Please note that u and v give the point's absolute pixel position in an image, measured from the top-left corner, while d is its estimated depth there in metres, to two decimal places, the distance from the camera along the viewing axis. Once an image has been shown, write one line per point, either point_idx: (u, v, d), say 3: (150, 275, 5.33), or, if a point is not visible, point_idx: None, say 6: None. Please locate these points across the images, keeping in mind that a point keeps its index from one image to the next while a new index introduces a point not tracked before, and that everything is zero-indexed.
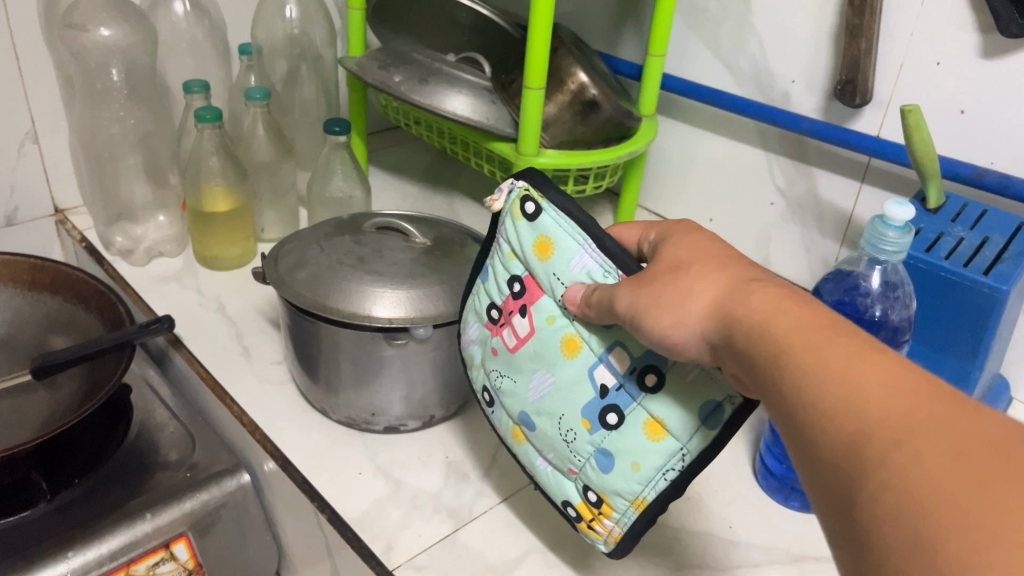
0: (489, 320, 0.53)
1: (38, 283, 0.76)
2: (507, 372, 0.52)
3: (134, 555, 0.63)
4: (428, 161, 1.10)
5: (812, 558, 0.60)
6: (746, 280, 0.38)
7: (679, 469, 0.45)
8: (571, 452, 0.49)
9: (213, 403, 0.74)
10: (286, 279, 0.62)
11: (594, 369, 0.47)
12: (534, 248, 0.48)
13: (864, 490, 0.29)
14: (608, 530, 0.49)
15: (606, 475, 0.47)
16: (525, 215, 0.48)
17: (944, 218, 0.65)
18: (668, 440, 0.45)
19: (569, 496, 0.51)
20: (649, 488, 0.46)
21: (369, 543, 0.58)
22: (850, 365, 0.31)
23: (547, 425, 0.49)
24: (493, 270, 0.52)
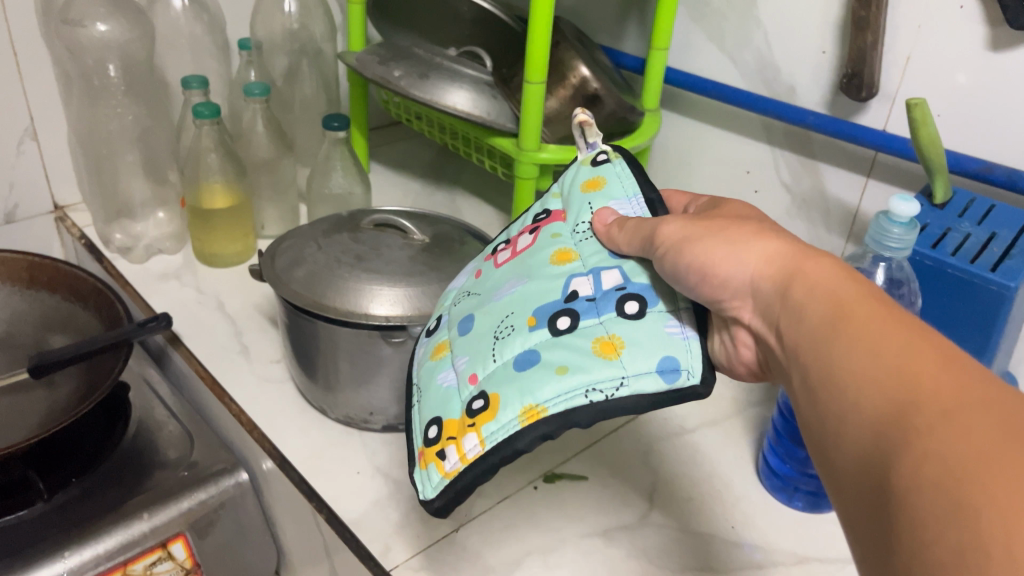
0: (491, 250, 0.55)
1: (37, 281, 0.75)
2: (483, 285, 0.52)
3: (130, 555, 0.62)
4: (431, 156, 1.09)
5: (816, 560, 0.59)
6: (810, 248, 0.38)
7: (605, 394, 0.41)
8: (493, 351, 0.46)
9: (211, 401, 0.73)
10: (283, 276, 0.61)
11: (574, 277, 0.47)
12: (584, 184, 0.52)
13: (904, 455, 0.27)
14: (464, 452, 0.43)
15: (520, 373, 0.44)
16: (593, 161, 0.53)
17: (951, 213, 0.64)
18: (611, 361, 0.42)
19: (446, 412, 0.46)
20: (557, 401, 0.42)
21: (368, 543, 0.58)
22: (914, 341, 0.31)
23: (489, 322, 0.48)
24: (525, 214, 0.56)
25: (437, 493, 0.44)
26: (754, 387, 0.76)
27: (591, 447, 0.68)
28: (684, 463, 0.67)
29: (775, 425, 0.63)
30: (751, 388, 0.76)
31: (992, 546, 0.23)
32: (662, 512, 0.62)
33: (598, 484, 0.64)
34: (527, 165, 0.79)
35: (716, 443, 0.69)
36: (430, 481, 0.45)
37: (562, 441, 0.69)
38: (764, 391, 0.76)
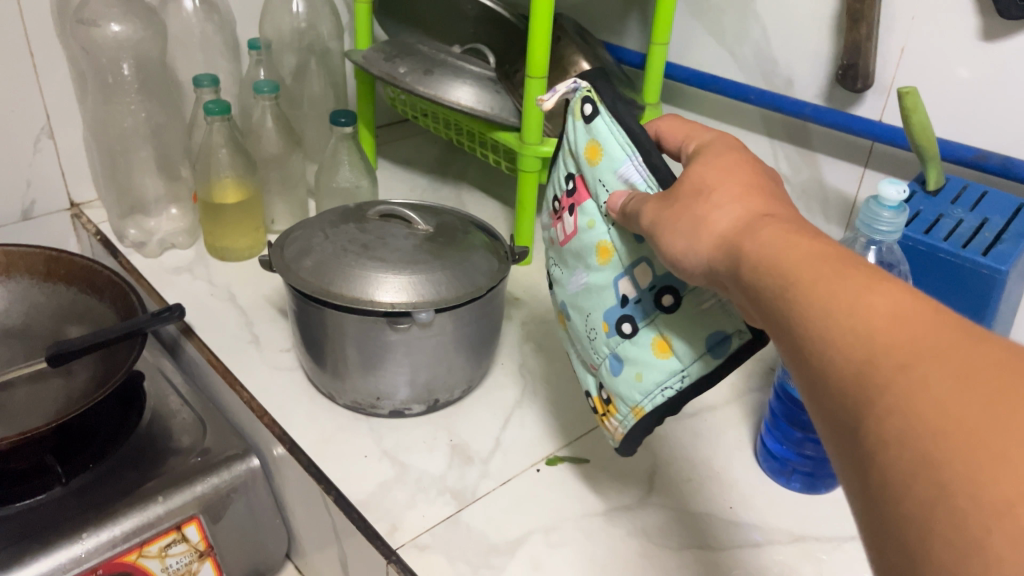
0: (554, 208, 0.56)
1: (54, 274, 0.78)
2: (558, 268, 0.56)
3: (146, 536, 0.64)
4: (437, 153, 1.11)
5: (812, 538, 0.61)
6: (759, 214, 0.38)
7: (678, 388, 0.49)
8: (592, 348, 0.54)
9: (223, 390, 0.75)
10: (292, 266, 0.63)
11: (618, 277, 0.51)
12: (586, 151, 0.50)
13: (868, 417, 0.28)
14: (614, 427, 0.54)
15: (616, 376, 0.52)
16: (583, 117, 0.50)
17: (944, 199, 0.66)
18: (671, 358, 0.49)
19: (591, 390, 0.56)
20: (648, 400, 0.50)
21: (375, 523, 0.59)
22: (859, 291, 0.31)
23: (577, 322, 0.54)
24: (557, 165, 0.55)
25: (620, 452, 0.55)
26: (754, 373, 0.77)
27: (594, 431, 0.70)
28: (684, 447, 0.69)
29: (771, 408, 0.65)
30: (751, 373, 0.78)
31: (962, 501, 0.24)
32: (661, 493, 0.64)
33: (600, 466, 0.66)
34: (530, 158, 0.81)
35: (716, 427, 0.71)
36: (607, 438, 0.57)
37: (565, 425, 0.70)
38: (764, 377, 0.77)
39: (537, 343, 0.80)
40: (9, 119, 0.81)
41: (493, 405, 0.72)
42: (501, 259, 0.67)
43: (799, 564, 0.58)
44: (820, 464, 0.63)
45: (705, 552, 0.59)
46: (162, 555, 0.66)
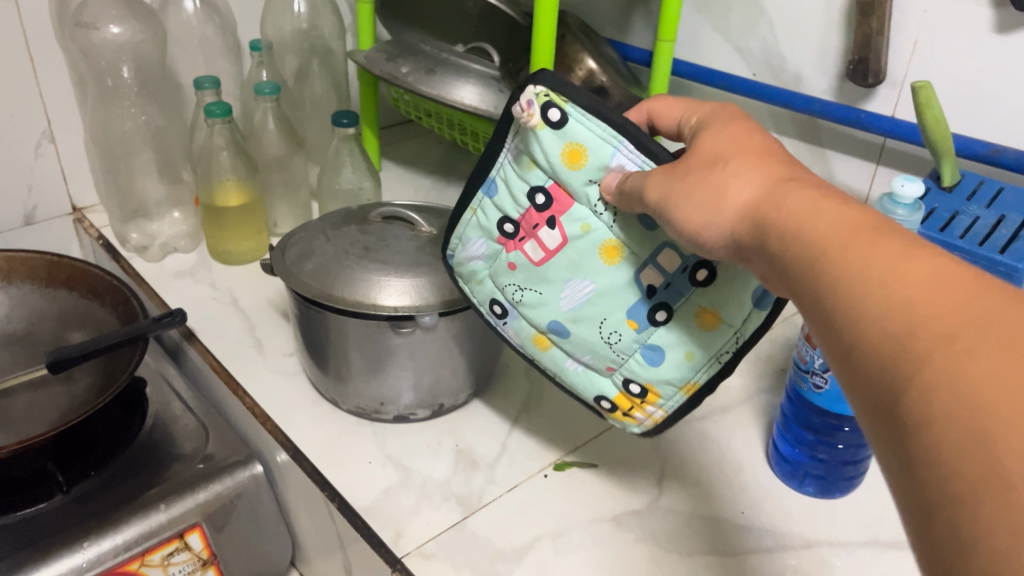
0: (501, 234, 0.53)
1: (55, 279, 0.77)
2: (537, 286, 0.52)
3: (148, 545, 0.63)
4: (442, 153, 1.10)
5: (826, 543, 0.59)
6: (782, 181, 0.36)
7: (733, 351, 0.50)
8: (614, 352, 0.52)
9: (226, 395, 0.75)
10: (293, 270, 0.62)
11: (637, 271, 0.49)
12: (562, 157, 0.48)
13: (908, 393, 0.26)
14: (648, 415, 0.54)
15: (656, 367, 0.51)
16: (549, 123, 0.47)
17: (959, 196, 0.64)
18: (719, 326, 0.49)
19: (605, 392, 0.54)
20: (701, 374, 0.51)
21: (379, 530, 0.58)
22: (899, 260, 0.29)
23: (586, 334, 0.52)
24: (506, 183, 0.51)
25: (643, 430, 0.55)
26: (765, 374, 0.76)
27: (601, 435, 0.69)
28: (694, 450, 0.67)
29: (783, 411, 0.64)
30: (762, 374, 0.76)
31: (1016, 481, 0.22)
32: (670, 497, 0.63)
33: (608, 471, 0.65)
34: None
35: (726, 429, 0.70)
36: (632, 424, 0.55)
37: (572, 428, 0.69)
38: (775, 377, 0.76)
39: None
40: (9, 124, 0.80)
41: (500, 409, 0.71)
42: None
43: (812, 570, 0.57)
44: (833, 467, 0.62)
45: (716, 558, 0.57)
46: (165, 564, 0.65)
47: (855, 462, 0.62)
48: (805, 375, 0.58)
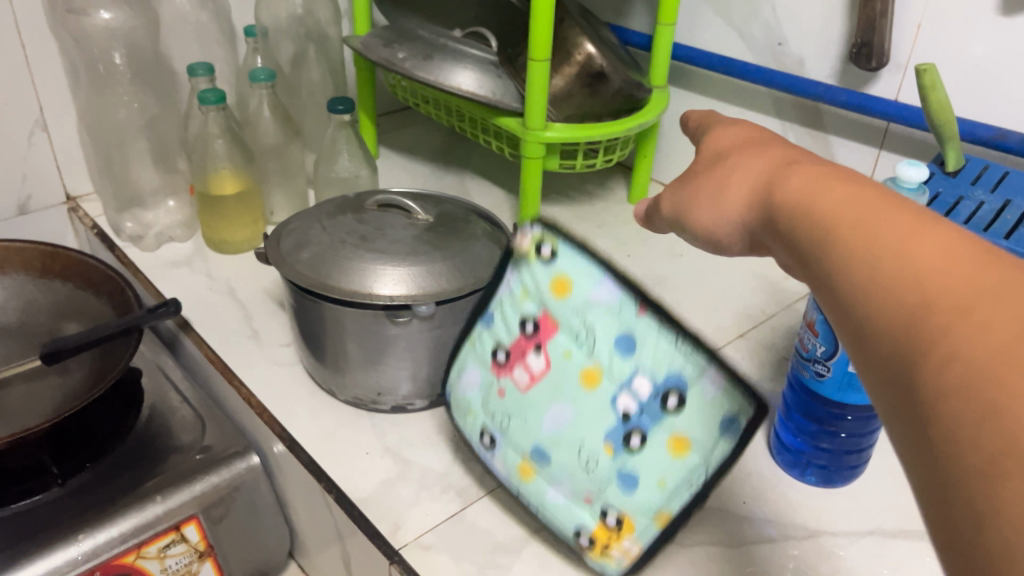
0: (494, 360, 0.56)
1: (49, 270, 0.76)
2: (528, 428, 0.54)
3: (144, 537, 0.62)
4: (439, 140, 1.09)
5: (828, 534, 0.59)
6: (788, 164, 0.36)
7: (701, 482, 0.49)
8: (591, 479, 0.52)
9: (222, 386, 0.74)
10: (288, 259, 0.61)
11: (615, 396, 0.51)
12: (551, 287, 0.52)
13: (918, 364, 0.26)
14: (624, 552, 0.51)
15: (629, 494, 0.51)
16: (542, 257, 0.52)
17: (964, 181, 0.64)
18: (687, 453, 0.49)
19: (583, 525, 0.52)
20: (673, 502, 0.50)
21: (377, 523, 0.58)
22: (907, 230, 0.28)
23: (566, 456, 0.53)
24: (502, 313, 0.55)
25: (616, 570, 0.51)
26: (766, 362, 0.75)
27: None
28: None
29: (784, 399, 0.63)
30: (764, 362, 0.75)
31: None
32: None
33: None
34: (534, 144, 0.79)
35: None
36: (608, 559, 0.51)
37: None
38: (777, 365, 0.75)
39: None
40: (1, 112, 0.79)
41: None
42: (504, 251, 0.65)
43: (814, 561, 0.56)
44: (836, 457, 0.61)
45: (718, 549, 0.57)
46: (161, 556, 0.64)
47: (858, 451, 0.61)
48: (807, 364, 0.57)
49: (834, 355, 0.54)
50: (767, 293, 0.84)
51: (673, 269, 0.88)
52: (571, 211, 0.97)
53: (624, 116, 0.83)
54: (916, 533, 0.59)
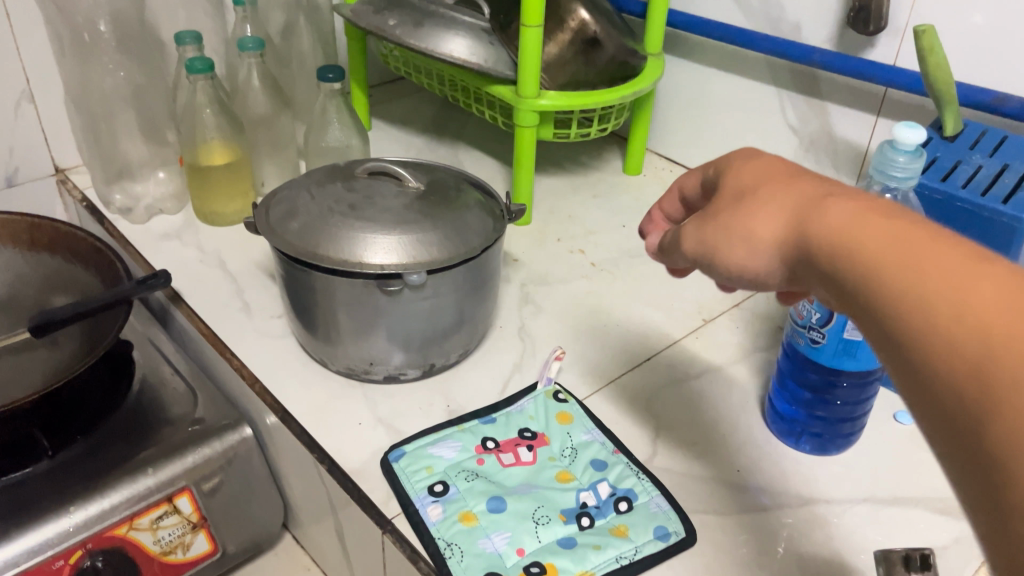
0: (480, 445, 0.61)
1: (37, 242, 0.75)
2: (495, 480, 0.58)
3: (136, 508, 0.62)
4: (433, 111, 1.08)
5: (823, 501, 0.58)
6: (816, 197, 0.34)
7: (624, 560, 0.52)
8: (534, 527, 0.54)
9: (213, 359, 0.73)
10: (277, 229, 0.61)
11: (558, 537, 0.54)
12: (557, 417, 0.64)
13: (1003, 436, 0.25)
14: None
15: (564, 546, 0.53)
16: (556, 399, 0.66)
17: (962, 145, 0.63)
18: (626, 538, 0.54)
19: (501, 569, 0.52)
20: (600, 567, 0.52)
21: (369, 493, 0.58)
22: (961, 275, 0.27)
23: (519, 512, 0.55)
24: (480, 461, 0.60)
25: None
26: (761, 332, 0.75)
27: (595, 394, 0.67)
28: (689, 409, 0.66)
29: (779, 367, 0.62)
30: (759, 332, 0.75)
31: None
32: (665, 456, 0.62)
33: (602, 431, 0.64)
34: (527, 112, 0.78)
35: (722, 387, 0.68)
36: None
37: (565, 386, 0.68)
38: (772, 335, 0.74)
39: (537, 304, 0.77)
40: None
41: (493, 369, 0.70)
42: (497, 219, 0.65)
43: (808, 528, 0.56)
44: (831, 424, 0.61)
45: (712, 517, 0.57)
46: (154, 528, 0.64)
47: (853, 419, 0.61)
48: (802, 331, 0.57)
49: (829, 322, 0.54)
50: None
51: None
52: (566, 182, 0.96)
53: (618, 84, 0.81)
54: (910, 500, 0.59)
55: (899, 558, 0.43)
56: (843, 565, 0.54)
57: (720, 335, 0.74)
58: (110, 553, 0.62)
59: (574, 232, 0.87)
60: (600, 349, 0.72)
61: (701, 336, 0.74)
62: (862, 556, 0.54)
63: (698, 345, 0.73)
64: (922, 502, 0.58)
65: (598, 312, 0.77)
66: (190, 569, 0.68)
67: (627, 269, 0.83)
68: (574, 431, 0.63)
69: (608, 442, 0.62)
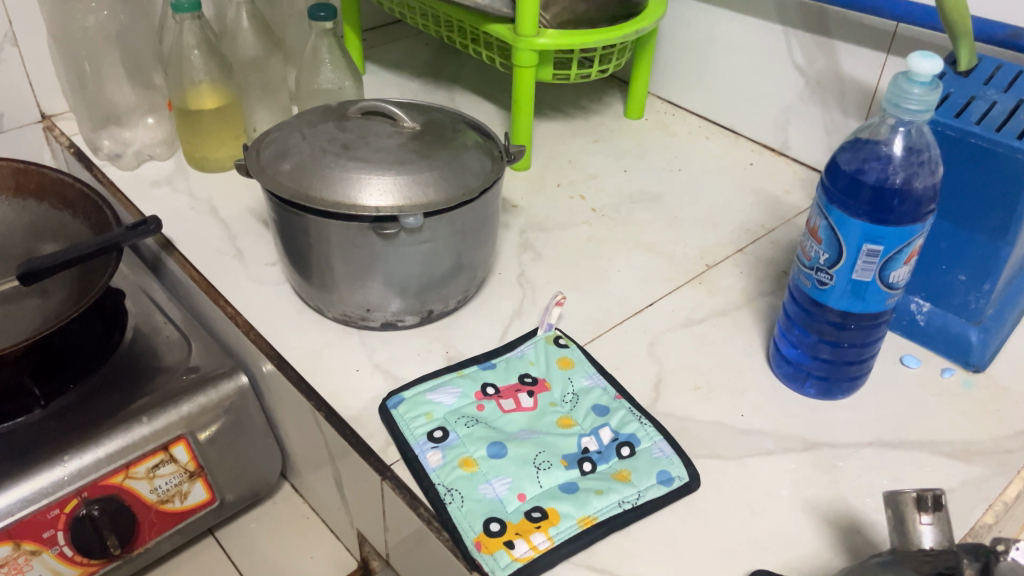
0: (480, 390, 0.60)
1: (23, 188, 0.73)
2: (495, 426, 0.57)
3: (132, 458, 0.61)
4: (428, 55, 1.05)
5: (828, 446, 0.58)
6: None
7: (627, 505, 0.52)
8: (536, 473, 0.53)
9: (207, 307, 0.72)
10: (268, 170, 0.59)
11: (560, 482, 0.53)
12: (558, 362, 0.63)
13: None
14: (532, 546, 0.49)
15: (565, 492, 0.52)
16: (556, 343, 0.64)
17: (976, 81, 0.61)
18: (628, 483, 0.53)
19: (501, 513, 0.51)
20: (602, 512, 0.51)
21: (368, 439, 0.57)
22: None
23: (519, 458, 0.54)
24: (481, 410, 0.58)
25: (505, 572, 0.48)
26: (765, 276, 0.73)
27: (597, 340, 0.66)
28: (692, 354, 0.65)
29: (785, 311, 0.61)
30: (763, 277, 0.73)
31: None
32: (668, 401, 0.61)
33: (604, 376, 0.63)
34: (526, 52, 0.75)
35: (725, 332, 0.67)
36: (498, 561, 0.48)
37: (566, 333, 0.66)
38: (776, 280, 0.73)
39: (537, 250, 0.76)
40: None
41: (492, 315, 0.68)
42: (495, 160, 0.63)
43: (813, 472, 0.56)
44: (837, 367, 0.60)
45: (716, 462, 0.56)
46: (150, 476, 0.63)
47: (860, 363, 0.60)
48: (809, 273, 0.55)
49: (837, 263, 0.52)
50: (767, 206, 0.82)
51: (670, 184, 0.85)
52: (565, 126, 0.94)
53: (620, 22, 0.79)
54: (916, 443, 0.58)
55: (911, 500, 0.42)
56: (849, 508, 0.53)
57: (723, 280, 0.73)
58: (106, 501, 0.61)
59: (574, 177, 0.85)
60: (602, 295, 0.71)
61: (704, 281, 0.73)
62: (867, 499, 0.54)
63: (701, 290, 0.72)
64: (929, 445, 0.58)
65: (599, 258, 0.75)
66: (188, 516, 0.68)
67: (629, 215, 0.81)
68: (575, 376, 0.62)
69: (609, 386, 0.61)
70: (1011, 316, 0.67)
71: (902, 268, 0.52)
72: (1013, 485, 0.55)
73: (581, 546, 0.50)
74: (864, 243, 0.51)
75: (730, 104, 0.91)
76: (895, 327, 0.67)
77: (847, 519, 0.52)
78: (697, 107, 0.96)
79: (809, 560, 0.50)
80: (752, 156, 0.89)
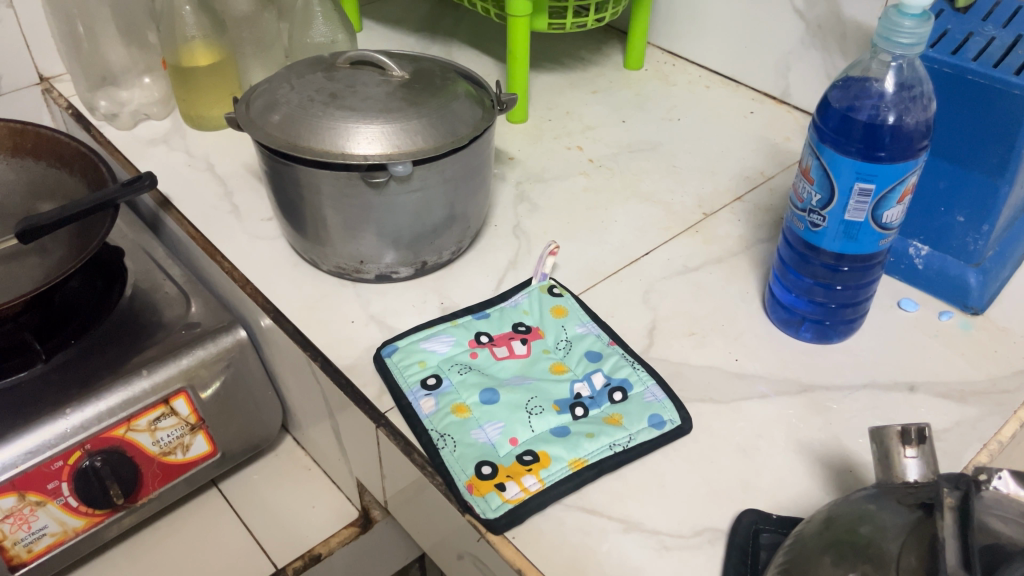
0: (474, 339, 0.60)
1: (21, 148, 0.74)
2: (488, 372, 0.58)
3: (134, 411, 0.62)
4: (425, 9, 1.03)
5: (822, 388, 0.58)
6: None
7: (618, 448, 0.52)
8: (528, 419, 0.54)
9: (205, 263, 0.72)
10: (258, 121, 0.59)
11: (552, 427, 0.53)
12: (552, 310, 0.63)
13: None
14: (522, 489, 0.49)
15: (557, 436, 0.53)
16: (551, 293, 0.64)
17: (975, 17, 0.59)
18: (619, 427, 0.53)
19: (493, 457, 0.51)
20: (593, 455, 0.51)
21: (362, 388, 0.57)
22: None
23: (510, 404, 0.55)
24: (476, 358, 0.59)
25: (495, 514, 0.48)
26: (763, 224, 0.72)
27: (591, 289, 0.66)
28: (687, 300, 0.65)
29: (781, 255, 0.61)
30: (761, 224, 0.73)
31: None
32: (662, 347, 0.61)
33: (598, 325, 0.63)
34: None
35: (721, 280, 0.67)
36: (489, 504, 0.49)
37: (561, 282, 0.66)
38: (774, 227, 0.72)
39: (532, 202, 0.75)
40: None
41: (487, 266, 0.68)
42: (487, 109, 0.62)
43: (806, 415, 0.56)
44: (832, 311, 0.59)
45: (708, 405, 0.56)
46: (152, 429, 0.64)
47: (856, 305, 0.59)
48: (802, 215, 0.55)
49: (830, 204, 0.52)
50: (767, 153, 0.81)
51: (669, 134, 0.84)
52: (564, 78, 0.93)
53: None
54: (912, 385, 0.58)
55: (895, 433, 0.43)
56: (841, 449, 0.53)
57: (720, 229, 0.72)
58: (108, 453, 0.62)
59: (571, 128, 0.85)
60: (599, 244, 0.71)
61: (702, 230, 0.72)
62: (860, 440, 0.54)
63: (697, 238, 0.71)
64: (925, 387, 0.57)
65: (595, 209, 0.75)
66: (191, 468, 0.69)
67: (627, 164, 0.80)
68: (568, 324, 0.62)
69: (602, 334, 0.61)
70: (1012, 258, 0.66)
71: (896, 208, 0.51)
72: (1008, 425, 0.54)
73: (571, 489, 0.50)
74: (856, 182, 0.50)
75: (731, 52, 0.90)
76: (893, 271, 0.67)
77: (838, 460, 0.53)
78: (698, 57, 0.94)
79: (799, 501, 0.50)
80: (752, 104, 0.88)
